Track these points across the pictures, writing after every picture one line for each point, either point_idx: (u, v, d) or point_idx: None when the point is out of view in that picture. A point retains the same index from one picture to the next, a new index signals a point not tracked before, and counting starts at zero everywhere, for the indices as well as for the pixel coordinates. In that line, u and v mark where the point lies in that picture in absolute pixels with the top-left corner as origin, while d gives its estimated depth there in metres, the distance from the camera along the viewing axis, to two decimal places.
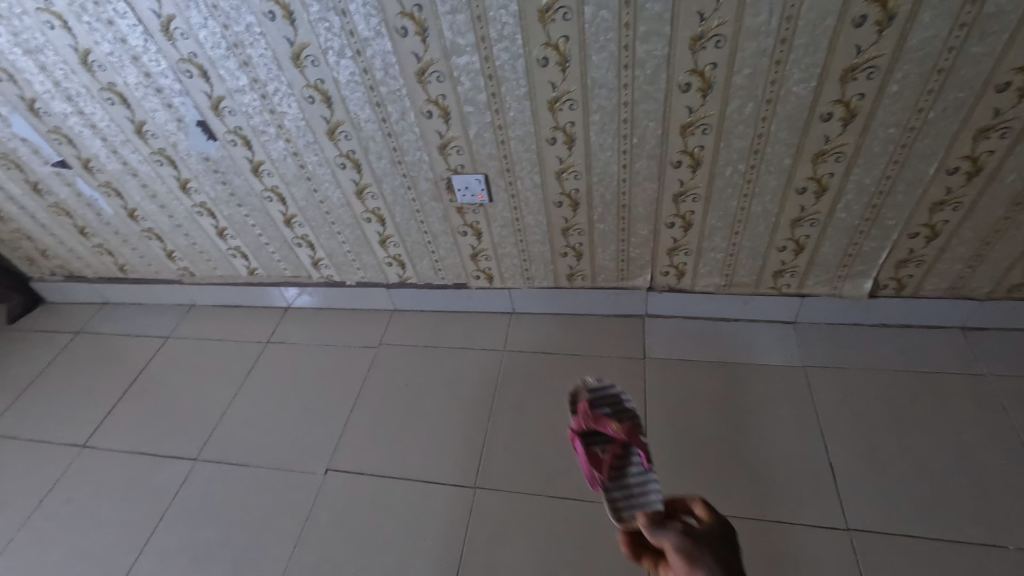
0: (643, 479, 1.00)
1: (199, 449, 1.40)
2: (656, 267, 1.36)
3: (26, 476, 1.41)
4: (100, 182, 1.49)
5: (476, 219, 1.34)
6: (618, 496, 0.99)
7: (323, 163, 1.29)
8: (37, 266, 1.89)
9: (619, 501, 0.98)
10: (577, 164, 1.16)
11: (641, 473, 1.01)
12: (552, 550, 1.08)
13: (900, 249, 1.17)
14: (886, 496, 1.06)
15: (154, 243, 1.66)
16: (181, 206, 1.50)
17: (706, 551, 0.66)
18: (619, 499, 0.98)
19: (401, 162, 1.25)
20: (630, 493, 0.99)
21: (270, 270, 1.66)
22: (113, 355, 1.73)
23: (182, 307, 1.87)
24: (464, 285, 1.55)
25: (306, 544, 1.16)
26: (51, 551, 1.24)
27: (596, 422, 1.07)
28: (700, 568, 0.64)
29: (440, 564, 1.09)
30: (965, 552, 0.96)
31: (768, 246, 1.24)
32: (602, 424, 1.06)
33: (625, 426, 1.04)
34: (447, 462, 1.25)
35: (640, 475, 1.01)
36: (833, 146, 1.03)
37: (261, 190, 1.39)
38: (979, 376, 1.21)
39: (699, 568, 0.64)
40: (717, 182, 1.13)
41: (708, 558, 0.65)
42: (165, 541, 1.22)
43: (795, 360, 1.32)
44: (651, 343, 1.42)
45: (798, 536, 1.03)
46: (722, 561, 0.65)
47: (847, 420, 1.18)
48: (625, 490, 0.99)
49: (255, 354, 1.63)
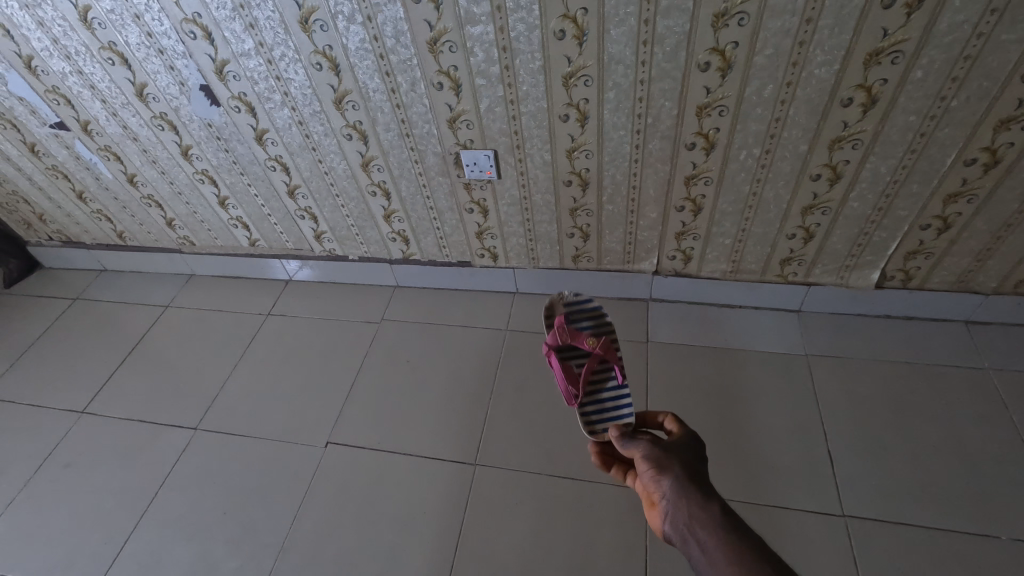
0: (615, 395, 1.11)
1: (199, 418, 1.40)
2: (662, 250, 1.35)
3: (25, 440, 1.41)
4: (99, 146, 1.45)
5: (483, 196, 1.32)
6: (591, 412, 1.10)
7: (328, 133, 1.26)
8: (34, 230, 1.86)
9: (593, 415, 1.09)
10: (589, 142, 1.14)
11: (613, 389, 1.12)
12: (551, 527, 1.09)
13: (910, 240, 1.17)
14: (882, 484, 1.07)
15: (154, 210, 1.64)
16: (182, 173, 1.47)
17: (671, 457, 0.73)
18: (591, 414, 1.09)
19: (409, 135, 1.22)
20: (602, 408, 1.10)
21: (272, 242, 1.65)
22: (112, 323, 1.72)
23: (181, 277, 1.85)
24: (468, 263, 1.54)
25: (307, 514, 1.17)
26: (52, 514, 1.25)
27: (571, 338, 1.15)
28: (664, 471, 0.71)
29: (439, 537, 1.10)
30: (956, 541, 0.98)
31: (777, 233, 1.23)
32: (577, 340, 1.15)
33: (600, 344, 1.13)
34: (448, 439, 1.26)
35: (613, 392, 1.12)
36: (851, 133, 1.01)
37: (264, 159, 1.37)
38: (980, 370, 1.21)
39: (664, 470, 0.71)
40: (731, 166, 1.12)
41: (673, 463, 0.72)
42: (166, 508, 1.23)
43: (798, 349, 1.32)
44: (654, 327, 1.42)
45: (794, 520, 1.04)
46: (685, 466, 0.71)
47: (847, 409, 1.19)
48: (598, 405, 1.10)
49: (255, 326, 1.62)
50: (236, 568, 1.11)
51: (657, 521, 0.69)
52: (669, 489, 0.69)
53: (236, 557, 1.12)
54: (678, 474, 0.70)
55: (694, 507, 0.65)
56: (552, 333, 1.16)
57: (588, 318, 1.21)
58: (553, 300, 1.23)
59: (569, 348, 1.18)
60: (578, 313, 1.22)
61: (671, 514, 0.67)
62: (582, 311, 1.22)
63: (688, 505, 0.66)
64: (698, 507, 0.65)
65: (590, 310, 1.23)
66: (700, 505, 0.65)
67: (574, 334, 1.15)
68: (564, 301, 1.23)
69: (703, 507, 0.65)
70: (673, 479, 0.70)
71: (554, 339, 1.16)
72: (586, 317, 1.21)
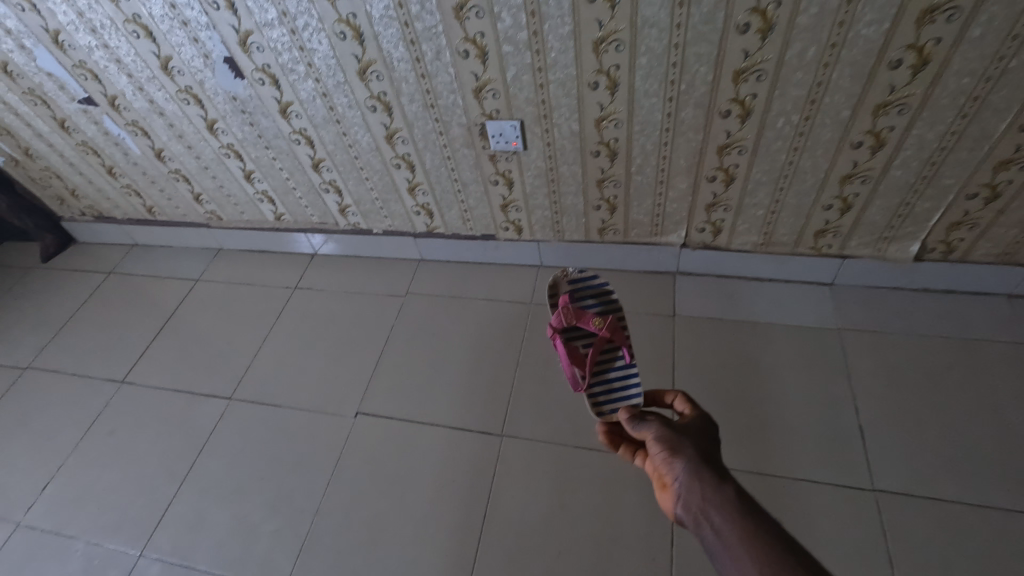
0: (622, 374, 1.12)
1: (234, 389, 1.44)
2: (692, 223, 1.32)
3: (70, 408, 1.47)
4: (127, 121, 1.46)
5: (508, 168, 1.30)
6: (598, 393, 1.10)
7: (352, 105, 1.25)
8: (67, 206, 1.90)
9: (600, 397, 1.10)
10: (619, 111, 1.11)
11: (620, 369, 1.13)
12: (579, 496, 1.11)
13: (954, 211, 1.12)
14: (915, 459, 1.06)
15: (182, 185, 1.66)
16: (208, 147, 1.48)
17: (682, 438, 0.72)
18: (598, 395, 1.10)
19: (434, 106, 1.20)
20: (609, 388, 1.10)
21: (297, 216, 1.66)
22: (146, 296, 1.76)
23: (209, 251, 1.88)
24: (492, 237, 1.53)
25: (340, 481, 1.21)
26: (100, 478, 1.31)
27: (576, 320, 1.16)
28: (674, 451, 0.70)
29: (468, 504, 1.13)
30: (990, 517, 0.97)
31: (813, 204, 1.19)
32: (582, 321, 1.16)
33: (605, 325, 1.14)
34: (475, 410, 1.28)
35: (619, 372, 1.12)
36: (897, 97, 0.96)
37: (289, 132, 1.37)
38: (1022, 345, 1.18)
39: (674, 451, 0.70)
40: (767, 134, 1.08)
41: (683, 443, 0.71)
42: (205, 473, 1.28)
43: (830, 322, 1.29)
44: (681, 300, 1.40)
45: (823, 493, 1.04)
46: (696, 447, 0.70)
47: (880, 384, 1.17)
48: (605, 386, 1.11)
49: (283, 299, 1.65)
50: (275, 530, 1.16)
51: (667, 501, 0.69)
52: (679, 469, 0.68)
53: (275, 521, 1.17)
54: (688, 455, 0.69)
55: (706, 489, 0.64)
56: (557, 315, 1.16)
57: (591, 299, 1.23)
58: (556, 279, 1.25)
59: (573, 330, 1.19)
60: (580, 295, 1.23)
61: (682, 493, 0.66)
62: (584, 291, 1.24)
63: (699, 484, 0.65)
64: (708, 486, 0.64)
65: (593, 291, 1.24)
66: (711, 484, 0.64)
67: (579, 315, 1.16)
68: (567, 280, 1.25)
69: (714, 486, 0.64)
70: (683, 460, 0.69)
71: (559, 321, 1.16)
72: (588, 298, 1.23)
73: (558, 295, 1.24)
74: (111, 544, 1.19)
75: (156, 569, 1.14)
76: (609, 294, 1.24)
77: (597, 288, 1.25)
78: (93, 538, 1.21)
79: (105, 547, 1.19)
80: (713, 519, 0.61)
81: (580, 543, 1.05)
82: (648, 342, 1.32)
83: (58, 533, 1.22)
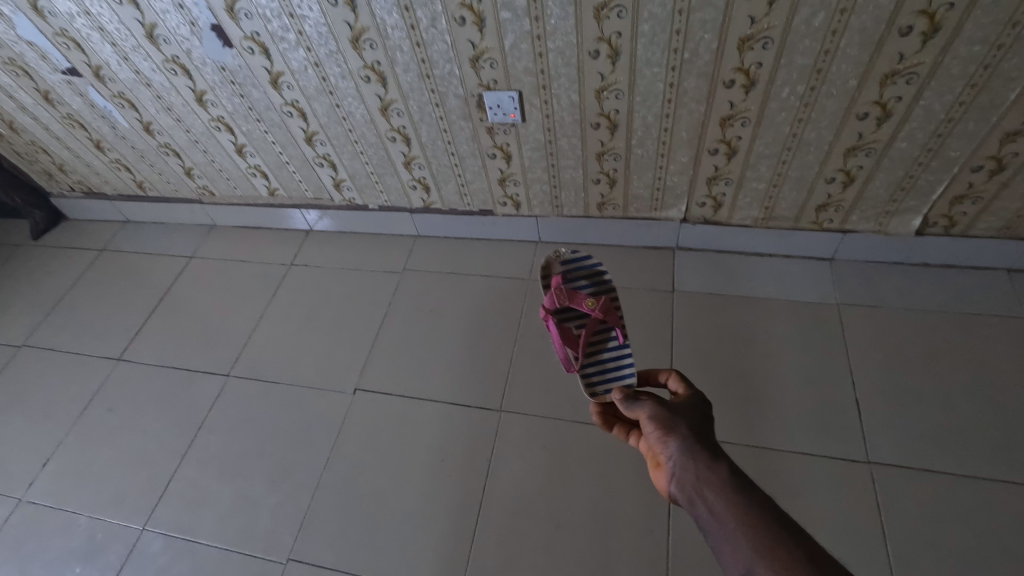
0: (616, 355, 1.10)
1: (231, 365, 1.44)
2: (692, 197, 1.30)
3: (68, 385, 1.46)
4: (113, 92, 1.42)
5: (506, 141, 1.27)
6: (592, 373, 1.08)
7: (345, 75, 1.21)
8: (56, 181, 1.86)
9: (594, 377, 1.08)
10: (620, 81, 1.08)
11: (614, 349, 1.11)
12: (577, 470, 1.12)
13: (958, 184, 1.10)
14: (910, 432, 1.07)
15: (172, 159, 1.62)
16: (197, 120, 1.44)
17: (675, 416, 0.71)
18: (592, 375, 1.08)
19: (429, 76, 1.17)
20: (603, 369, 1.09)
21: (291, 191, 1.63)
22: (139, 273, 1.74)
23: (202, 227, 1.85)
24: (490, 212, 1.50)
25: (340, 456, 1.22)
26: (99, 454, 1.31)
27: (569, 301, 1.12)
28: (668, 430, 0.69)
29: (467, 478, 1.14)
30: (982, 487, 0.98)
31: (815, 178, 1.17)
32: (575, 302, 1.11)
33: (599, 306, 1.10)
34: (473, 386, 1.28)
35: (613, 352, 1.11)
36: (906, 66, 0.94)
37: (281, 104, 1.33)
38: (1019, 319, 1.18)
39: (668, 430, 0.69)
40: (771, 105, 1.05)
41: (678, 422, 0.70)
42: (205, 448, 1.28)
43: (829, 297, 1.29)
44: (680, 276, 1.39)
45: (818, 465, 1.05)
46: (690, 425, 0.70)
47: (878, 358, 1.18)
48: (598, 366, 1.09)
49: (279, 276, 1.63)
50: (276, 505, 1.17)
51: (661, 480, 0.68)
52: (673, 448, 0.67)
53: (275, 495, 1.18)
54: (682, 433, 0.68)
55: (702, 468, 0.64)
56: (550, 296, 1.12)
57: (583, 280, 1.18)
58: (548, 259, 1.20)
59: (566, 310, 1.16)
60: (573, 275, 1.19)
61: (675, 472, 0.65)
62: (578, 271, 1.19)
63: (693, 464, 0.64)
64: (703, 465, 0.64)
65: (586, 271, 1.19)
66: (705, 463, 0.64)
67: (572, 296, 1.12)
68: (560, 260, 1.20)
69: (708, 465, 0.64)
70: (678, 439, 0.68)
71: (552, 302, 1.12)
72: (581, 279, 1.18)
73: (550, 275, 1.20)
74: (113, 519, 1.20)
75: (159, 543, 1.15)
76: (603, 274, 1.19)
77: (590, 267, 1.20)
78: (95, 513, 1.22)
79: (107, 522, 1.20)
80: (708, 498, 0.61)
81: (578, 515, 1.06)
82: (647, 318, 1.31)
83: (60, 508, 1.23)
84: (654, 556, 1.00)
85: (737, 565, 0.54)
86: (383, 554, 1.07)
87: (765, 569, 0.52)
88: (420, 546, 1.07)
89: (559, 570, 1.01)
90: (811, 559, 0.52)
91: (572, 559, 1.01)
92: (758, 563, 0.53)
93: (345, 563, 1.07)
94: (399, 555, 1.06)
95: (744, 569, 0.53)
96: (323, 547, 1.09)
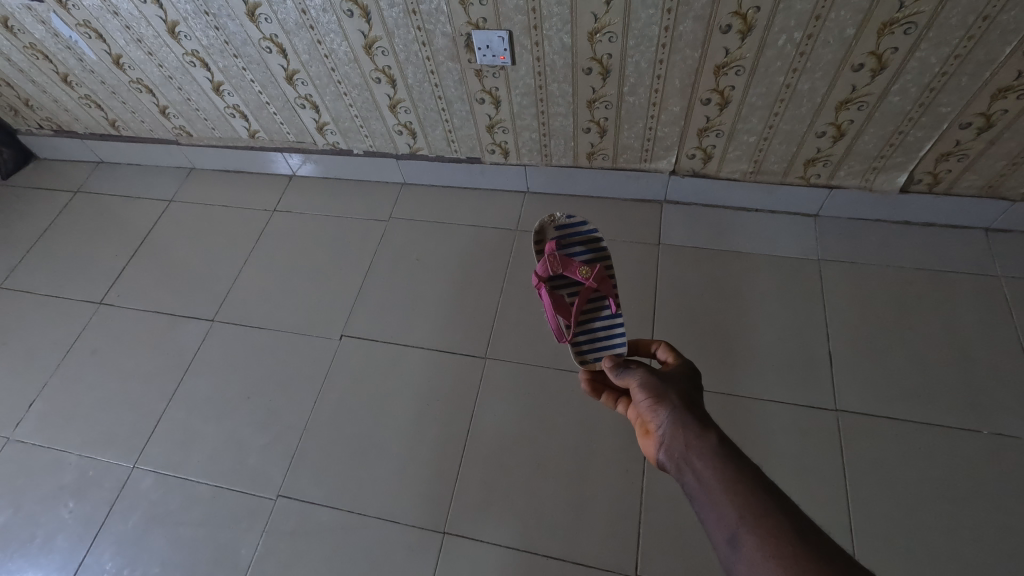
0: (608, 324, 1.11)
1: (215, 311, 1.43)
2: (682, 148, 1.29)
3: (49, 327, 1.45)
4: (78, 21, 1.34)
5: (495, 84, 1.23)
6: (583, 342, 1.10)
7: (326, 8, 1.15)
8: (22, 118, 1.78)
9: (584, 346, 1.10)
10: (614, 23, 1.05)
11: (606, 319, 1.12)
12: (558, 415, 1.15)
13: (946, 141, 1.11)
14: (877, 382, 1.12)
15: (145, 96, 1.55)
16: (171, 54, 1.37)
17: (666, 386, 0.73)
18: (583, 344, 1.10)
19: (416, 12, 1.11)
20: (594, 338, 1.10)
21: (272, 133, 1.57)
22: (117, 216, 1.69)
23: (181, 170, 1.80)
24: (477, 160, 1.48)
25: (327, 400, 1.24)
26: (85, 396, 1.32)
27: (562, 269, 1.13)
28: (659, 399, 0.71)
29: (452, 423, 1.17)
30: (939, 435, 1.04)
31: (806, 131, 1.17)
32: (568, 270, 1.13)
33: (593, 275, 1.11)
34: (459, 334, 1.29)
35: (605, 321, 1.11)
36: (906, 15, 0.92)
37: (258, 39, 1.26)
38: (991, 278, 1.21)
39: (659, 398, 0.71)
40: (766, 53, 1.03)
41: (668, 391, 0.72)
42: (192, 391, 1.30)
43: (810, 253, 1.31)
44: (666, 229, 1.39)
45: (786, 411, 1.11)
46: (680, 394, 0.72)
47: (854, 314, 1.21)
48: (590, 335, 1.11)
49: (263, 222, 1.60)
50: (264, 445, 1.19)
51: (650, 447, 0.70)
52: (663, 416, 0.69)
53: (264, 436, 1.21)
54: (673, 402, 0.70)
55: (690, 436, 0.65)
56: (543, 264, 1.13)
57: (578, 246, 1.18)
58: (543, 224, 1.20)
59: (559, 278, 1.16)
60: (568, 241, 1.19)
61: (665, 440, 0.67)
62: (572, 237, 1.19)
63: (682, 431, 0.66)
64: (691, 433, 0.65)
65: (581, 237, 1.20)
66: (693, 431, 0.66)
67: (565, 264, 1.13)
68: (554, 225, 1.20)
69: (696, 432, 0.65)
70: (667, 408, 0.70)
71: (545, 270, 1.13)
72: (576, 245, 1.19)
73: (544, 240, 1.20)
74: (103, 457, 1.22)
75: (150, 480, 1.18)
76: (598, 240, 1.19)
77: (585, 233, 1.20)
78: (85, 452, 1.23)
79: (97, 459, 1.22)
80: (695, 464, 0.62)
81: (557, 457, 1.11)
82: (631, 271, 1.33)
83: (50, 447, 1.25)
84: (629, 495, 1.05)
85: (721, 528, 0.56)
86: (370, 492, 1.11)
87: (748, 533, 0.54)
88: (406, 485, 1.11)
89: (538, 507, 1.06)
90: (792, 525, 0.53)
91: (552, 498, 1.07)
92: (741, 527, 0.54)
93: (333, 501, 1.11)
94: (385, 493, 1.11)
95: (728, 532, 0.55)
96: (311, 486, 1.13)
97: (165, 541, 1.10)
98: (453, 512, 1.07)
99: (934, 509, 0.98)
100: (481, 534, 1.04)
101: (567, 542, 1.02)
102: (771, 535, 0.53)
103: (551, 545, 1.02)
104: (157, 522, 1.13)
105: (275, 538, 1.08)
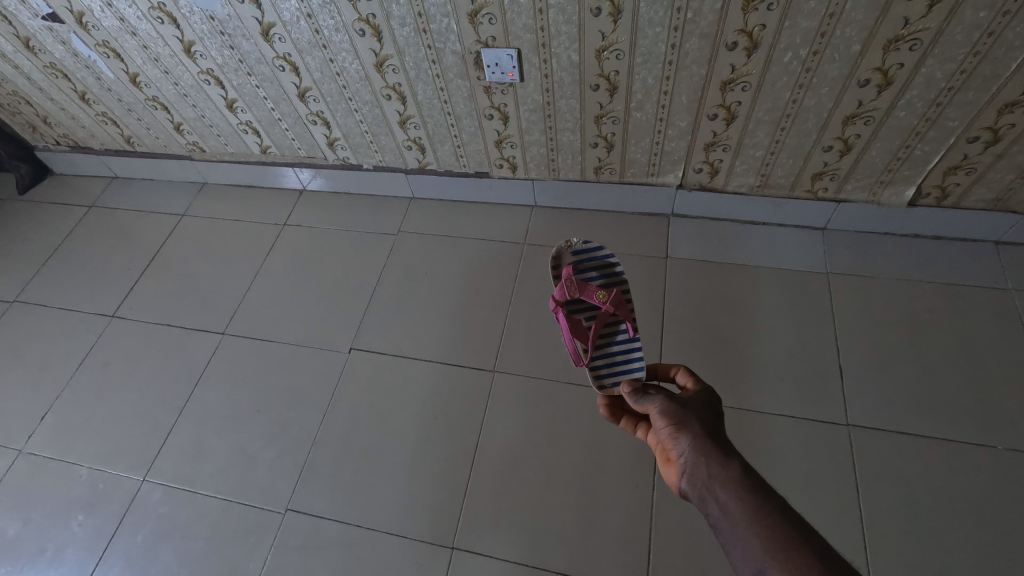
0: (626, 349, 1.11)
1: (225, 325, 1.44)
2: (689, 163, 1.30)
3: (62, 340, 1.47)
4: (98, 41, 1.37)
5: (503, 101, 1.25)
6: (600, 366, 1.10)
7: (339, 28, 1.17)
8: (40, 135, 1.82)
9: (602, 370, 1.09)
10: (621, 41, 1.06)
11: (622, 343, 1.12)
12: (566, 429, 1.15)
13: (953, 154, 1.11)
14: (890, 397, 1.11)
15: (161, 113, 1.58)
16: (186, 72, 1.40)
17: (686, 412, 0.73)
18: (600, 368, 1.10)
19: (426, 31, 1.14)
20: (612, 362, 1.10)
21: (284, 149, 1.60)
22: (130, 231, 1.72)
23: (194, 185, 1.83)
24: (486, 174, 1.49)
25: (336, 414, 1.24)
26: (96, 409, 1.33)
27: (580, 293, 1.13)
28: (680, 426, 0.71)
29: (460, 438, 1.17)
30: (954, 451, 1.03)
31: (814, 145, 1.17)
32: (586, 294, 1.13)
33: (610, 299, 1.11)
34: (467, 348, 1.30)
35: (622, 346, 1.11)
36: (911, 31, 0.93)
37: (272, 57, 1.29)
38: (1002, 290, 1.21)
39: (680, 425, 0.71)
40: (771, 70, 1.05)
41: (689, 417, 0.72)
42: (202, 404, 1.31)
43: (819, 267, 1.31)
44: (674, 243, 1.40)
45: (797, 426, 1.10)
46: (701, 421, 0.71)
47: (864, 328, 1.20)
48: (607, 359, 1.10)
49: (273, 236, 1.62)
50: (274, 458, 1.20)
51: (673, 475, 0.70)
52: (685, 444, 0.69)
53: (273, 450, 1.21)
54: (694, 429, 0.70)
55: (714, 467, 0.65)
56: (560, 288, 1.14)
57: (593, 271, 1.19)
58: (559, 249, 1.21)
59: (576, 303, 1.16)
60: (583, 266, 1.20)
61: (687, 469, 0.67)
62: (588, 261, 1.20)
63: (704, 460, 0.66)
64: (714, 462, 0.65)
65: (597, 262, 1.20)
66: (716, 460, 0.65)
67: (582, 287, 1.13)
68: (571, 250, 1.21)
69: (718, 462, 0.65)
70: (688, 435, 0.70)
71: (562, 294, 1.14)
72: (592, 270, 1.19)
73: (561, 265, 1.21)
74: (114, 469, 1.23)
75: (160, 492, 1.19)
76: (613, 265, 1.20)
77: (600, 258, 1.20)
78: (96, 465, 1.24)
79: (108, 472, 1.23)
80: (719, 495, 0.62)
81: (565, 472, 1.11)
82: (638, 285, 1.33)
83: (61, 460, 1.26)
84: (639, 509, 1.05)
85: (747, 563, 0.55)
86: (380, 505, 1.11)
87: (775, 569, 0.53)
88: (414, 500, 1.11)
89: (547, 522, 1.05)
90: (821, 560, 0.52)
91: (562, 512, 1.06)
92: (767, 561, 0.54)
93: (341, 516, 1.11)
94: (394, 508, 1.11)
95: (754, 566, 0.55)
96: (320, 499, 1.13)
97: (173, 555, 1.10)
98: (462, 527, 1.07)
99: (950, 526, 0.96)
100: (490, 550, 1.04)
101: (577, 557, 1.01)
102: (798, 569, 0.52)
103: (559, 560, 1.01)
104: (166, 535, 1.13)
105: (283, 551, 1.08)
